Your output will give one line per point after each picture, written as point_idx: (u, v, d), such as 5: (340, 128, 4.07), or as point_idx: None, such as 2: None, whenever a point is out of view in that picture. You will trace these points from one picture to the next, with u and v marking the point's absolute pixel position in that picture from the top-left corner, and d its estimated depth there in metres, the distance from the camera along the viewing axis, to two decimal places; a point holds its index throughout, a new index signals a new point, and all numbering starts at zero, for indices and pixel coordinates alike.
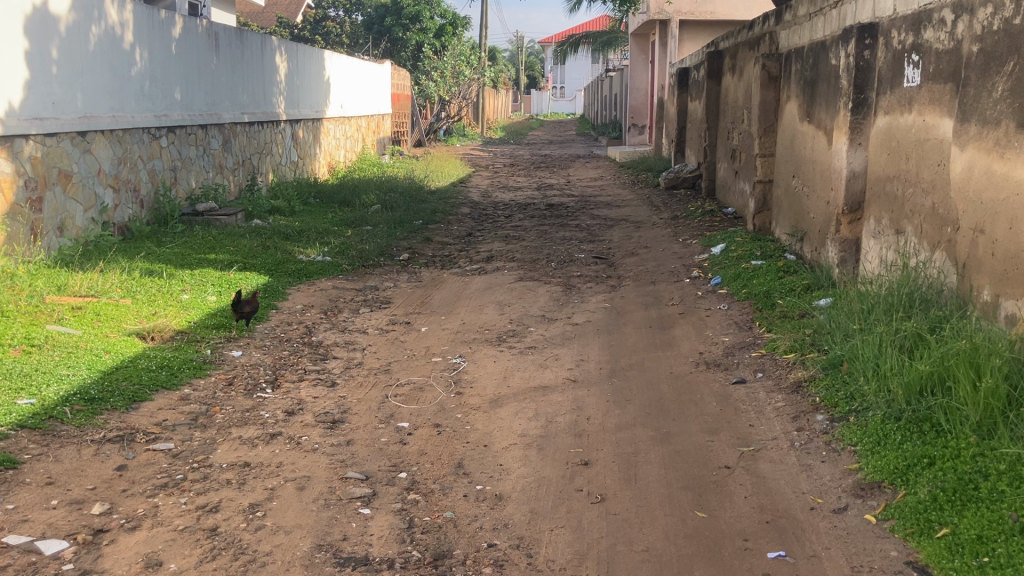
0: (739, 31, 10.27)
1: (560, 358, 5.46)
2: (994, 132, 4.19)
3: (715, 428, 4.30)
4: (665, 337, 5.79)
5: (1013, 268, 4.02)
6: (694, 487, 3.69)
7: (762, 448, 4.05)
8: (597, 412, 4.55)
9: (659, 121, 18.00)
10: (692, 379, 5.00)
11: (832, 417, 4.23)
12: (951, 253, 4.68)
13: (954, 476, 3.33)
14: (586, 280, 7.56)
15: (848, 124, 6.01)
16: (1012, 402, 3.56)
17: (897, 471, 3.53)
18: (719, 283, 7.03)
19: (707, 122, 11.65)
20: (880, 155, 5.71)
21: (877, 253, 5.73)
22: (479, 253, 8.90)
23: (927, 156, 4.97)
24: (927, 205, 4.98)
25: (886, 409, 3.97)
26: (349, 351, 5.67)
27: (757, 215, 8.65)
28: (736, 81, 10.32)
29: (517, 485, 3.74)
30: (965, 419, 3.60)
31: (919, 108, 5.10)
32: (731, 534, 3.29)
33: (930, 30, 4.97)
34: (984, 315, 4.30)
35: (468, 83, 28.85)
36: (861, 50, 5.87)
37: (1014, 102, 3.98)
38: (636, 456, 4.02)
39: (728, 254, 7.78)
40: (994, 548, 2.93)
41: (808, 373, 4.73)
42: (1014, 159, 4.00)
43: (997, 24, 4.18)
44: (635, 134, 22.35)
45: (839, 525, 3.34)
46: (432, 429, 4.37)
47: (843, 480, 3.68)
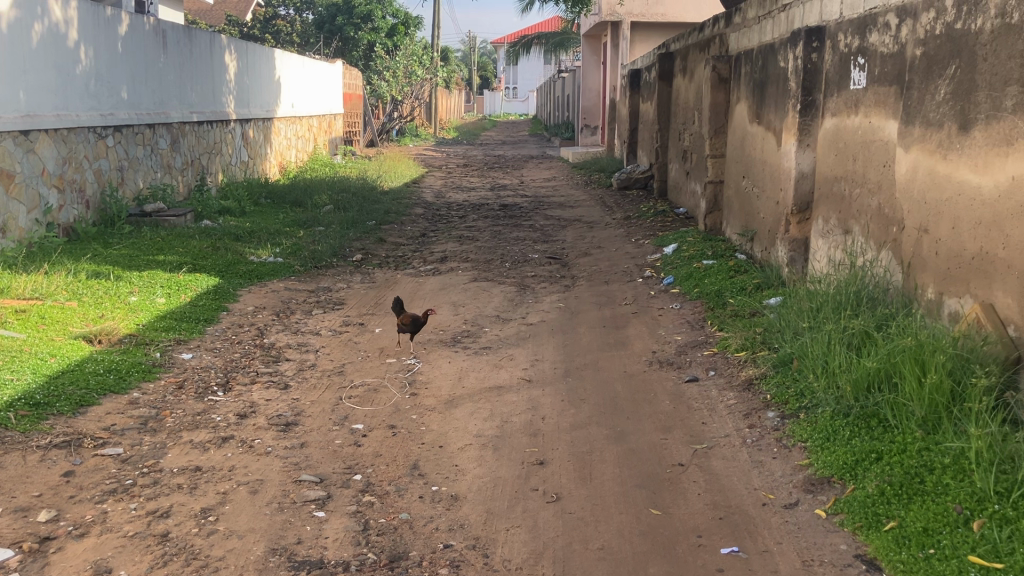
0: (690, 33, 10.36)
1: (515, 358, 5.46)
2: (936, 134, 4.29)
3: (669, 426, 4.34)
4: (619, 336, 5.84)
5: (956, 267, 4.12)
6: (649, 485, 3.72)
7: (715, 445, 4.10)
8: (553, 412, 4.57)
9: (612, 122, 18.08)
10: (646, 378, 5.05)
11: (783, 414, 4.30)
12: (897, 252, 4.79)
13: (901, 470, 3.41)
14: (540, 281, 7.57)
15: (797, 125, 6.10)
16: (957, 397, 3.65)
17: (846, 466, 3.61)
18: (672, 282, 7.09)
19: (658, 124, 11.74)
20: (828, 157, 5.81)
21: (825, 252, 5.84)
22: (433, 253, 8.85)
23: (873, 156, 5.07)
24: (873, 205, 5.09)
25: (835, 405, 4.05)
26: (302, 353, 5.61)
27: (708, 215, 8.74)
28: (687, 84, 10.43)
29: (474, 485, 3.74)
30: (911, 414, 3.72)
31: (865, 110, 5.20)
32: (686, 530, 3.33)
33: (875, 34, 5.07)
34: (929, 313, 4.39)
35: (421, 84, 28.76)
36: (810, 53, 5.96)
37: (956, 105, 4.10)
38: (592, 455, 4.04)
39: (680, 254, 7.85)
40: (939, 540, 3.00)
41: (759, 371, 4.81)
42: (956, 160, 4.11)
43: (938, 28, 4.30)
44: (587, 134, 22.49)
45: (790, 519, 3.40)
46: (387, 431, 4.36)
47: (794, 476, 3.74)
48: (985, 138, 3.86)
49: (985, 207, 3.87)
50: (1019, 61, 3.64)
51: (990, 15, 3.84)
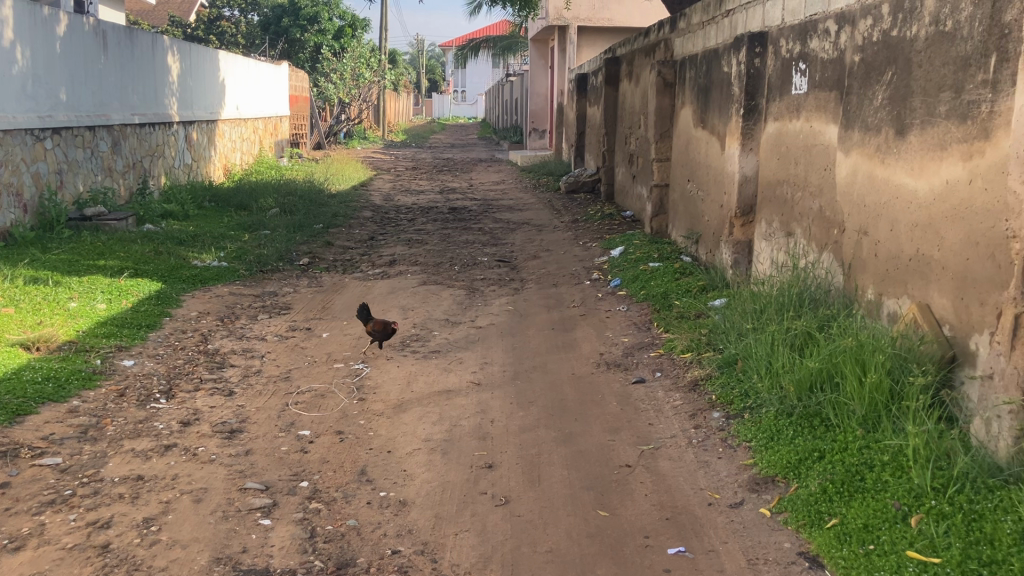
0: (636, 38, 10.46)
1: (464, 362, 5.45)
2: (875, 138, 4.39)
3: (616, 428, 4.37)
4: (568, 339, 5.86)
5: (894, 268, 4.22)
6: (597, 486, 3.74)
7: (662, 446, 4.14)
8: (501, 415, 4.57)
9: (560, 125, 18.16)
10: (594, 380, 5.07)
11: (728, 414, 4.36)
12: (837, 254, 4.88)
13: (842, 468, 3.48)
14: (489, 284, 7.57)
15: (740, 129, 6.19)
16: (895, 396, 3.74)
17: (789, 465, 3.67)
18: (619, 285, 7.14)
19: (605, 128, 11.82)
20: (770, 160, 5.90)
21: (768, 254, 5.93)
22: (381, 257, 8.80)
23: (814, 160, 5.17)
24: (814, 208, 5.18)
25: (779, 405, 4.12)
26: (247, 359, 5.53)
27: (655, 218, 8.83)
28: (633, 88, 10.52)
29: (422, 490, 3.73)
30: (852, 413, 3.79)
31: (806, 114, 5.30)
32: (633, 531, 3.36)
33: (815, 40, 5.17)
34: (868, 314, 4.49)
35: (369, 87, 28.58)
36: (752, 58, 6.05)
37: (893, 110, 4.19)
38: (540, 458, 4.05)
39: (627, 256, 7.91)
40: (878, 536, 3.07)
41: (704, 372, 4.87)
42: (893, 164, 4.21)
43: (876, 35, 4.40)
44: (535, 138, 22.55)
45: (735, 518, 3.44)
46: (334, 437, 4.32)
47: (739, 475, 3.79)
48: (920, 142, 3.96)
49: (921, 210, 3.97)
50: (952, 68, 3.74)
51: (925, 23, 3.94)
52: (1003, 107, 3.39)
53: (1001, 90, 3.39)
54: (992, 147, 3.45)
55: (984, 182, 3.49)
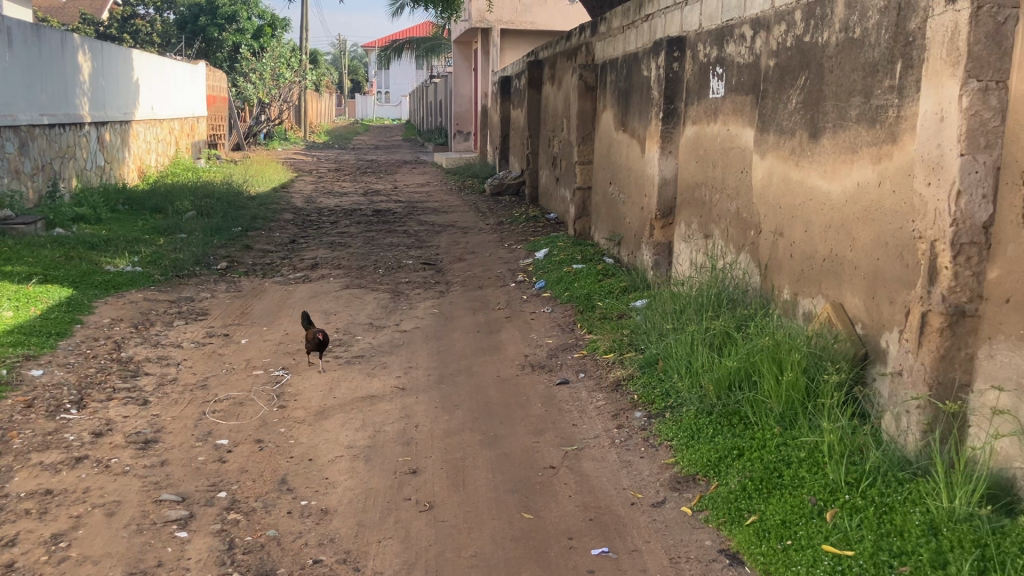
0: (558, 41, 10.53)
1: (387, 366, 5.39)
2: (789, 142, 4.49)
3: (540, 429, 4.38)
4: (492, 341, 5.85)
5: (808, 269, 4.32)
6: (521, 489, 3.74)
7: (585, 446, 4.16)
8: (425, 419, 4.54)
9: (484, 127, 18.16)
10: (518, 382, 5.07)
11: (650, 413, 4.41)
12: (754, 255, 4.98)
13: (760, 465, 3.55)
14: (412, 287, 7.52)
15: (659, 132, 6.27)
16: (811, 393, 3.83)
17: (710, 463, 3.72)
18: (543, 286, 7.17)
19: (528, 130, 11.87)
20: (689, 163, 6.00)
21: (687, 256, 6.02)
22: (303, 260, 8.67)
23: (731, 163, 5.26)
24: (732, 210, 5.28)
25: (699, 404, 4.18)
26: (163, 367, 5.38)
27: (578, 220, 8.89)
28: (555, 91, 10.58)
29: (344, 498, 3.67)
30: (769, 411, 3.87)
31: (723, 118, 5.40)
32: (557, 533, 3.36)
33: (731, 45, 5.27)
34: (784, 313, 4.59)
35: (290, 87, 28.15)
36: (670, 63, 6.14)
37: (806, 114, 4.30)
38: (464, 461, 4.03)
39: (551, 258, 7.94)
40: (795, 531, 3.13)
41: (627, 373, 4.91)
42: (807, 166, 4.31)
43: (789, 40, 4.50)
44: (459, 140, 22.51)
45: (657, 518, 3.48)
46: (254, 445, 4.23)
47: (661, 474, 3.83)
48: (832, 145, 4.07)
49: (833, 211, 4.07)
50: (861, 73, 3.85)
51: (835, 29, 4.05)
52: (908, 112, 3.50)
53: (907, 96, 3.51)
54: (899, 151, 3.56)
55: (892, 185, 3.60)
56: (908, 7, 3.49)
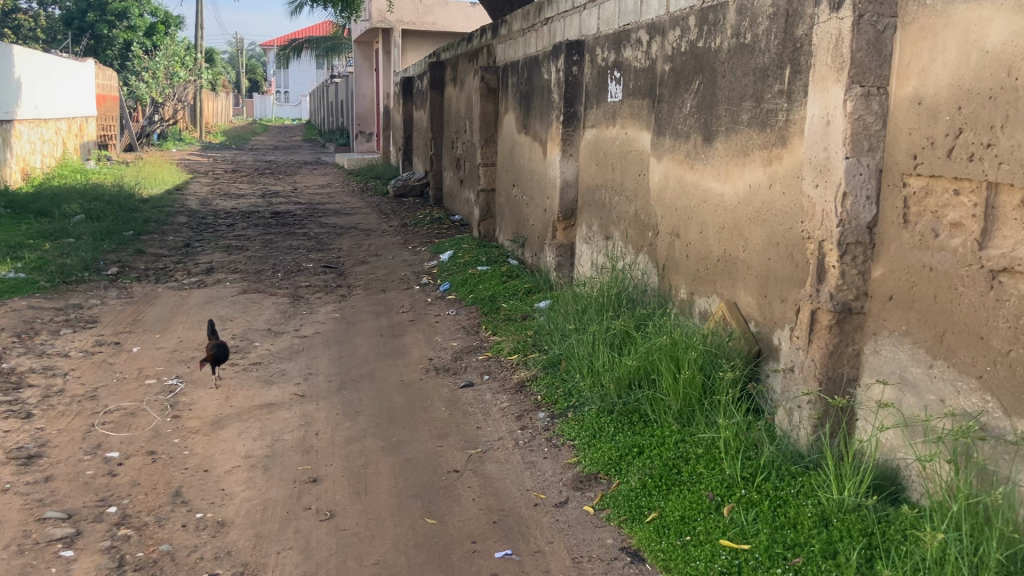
0: (459, 43, 10.52)
1: (287, 373, 5.28)
2: (684, 145, 4.59)
3: (444, 433, 4.35)
4: (395, 345, 5.80)
5: (704, 269, 4.42)
6: (424, 494, 3.71)
7: (488, 449, 4.16)
8: (326, 427, 4.46)
9: (387, 128, 18.01)
10: (421, 386, 5.04)
11: (553, 414, 4.43)
12: (652, 256, 5.07)
13: (660, 463, 3.61)
14: (314, 291, 7.39)
15: (560, 135, 6.32)
16: (708, 390, 3.91)
17: (611, 462, 3.76)
18: (447, 289, 7.14)
19: (431, 132, 11.81)
20: (589, 165, 6.07)
21: (589, 257, 6.09)
22: (199, 265, 8.42)
23: (630, 166, 5.34)
24: (631, 212, 5.36)
25: (600, 403, 4.23)
26: (47, 378, 5.14)
27: (481, 222, 8.89)
28: (457, 93, 10.56)
29: (241, 509, 3.57)
30: (668, 409, 3.94)
31: (622, 121, 5.48)
32: (461, 537, 3.35)
33: (628, 49, 5.35)
34: (682, 312, 4.68)
35: (184, 86, 27.36)
36: (570, 66, 6.19)
37: (700, 118, 4.40)
38: (366, 468, 3.97)
39: (455, 260, 7.92)
40: (694, 527, 3.19)
41: (530, 374, 4.93)
42: (702, 169, 4.41)
43: (683, 46, 4.60)
44: (362, 141, 22.27)
45: (560, 518, 3.49)
46: (146, 457, 4.08)
47: (564, 474, 3.85)
48: (725, 149, 4.17)
49: (727, 213, 4.17)
50: (752, 78, 3.95)
51: (727, 35, 4.15)
52: (797, 116, 3.61)
53: (795, 101, 3.62)
54: (789, 154, 3.67)
55: (782, 187, 3.71)
56: (795, 14, 3.60)
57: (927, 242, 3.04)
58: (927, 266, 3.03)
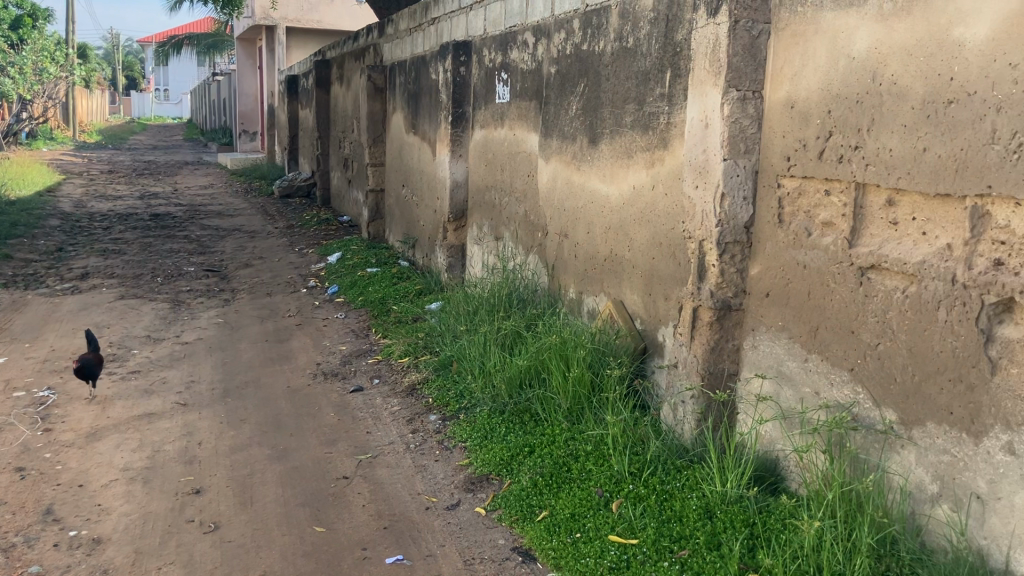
0: (346, 42, 10.38)
1: (167, 381, 5.10)
2: (571, 146, 4.64)
3: (333, 439, 4.28)
4: (282, 350, 5.67)
5: (592, 268, 4.48)
6: (313, 502, 3.63)
7: (379, 454, 4.11)
8: (210, 436, 4.32)
9: (272, 128, 17.62)
10: (309, 392, 4.94)
11: (444, 416, 4.41)
12: (542, 256, 5.11)
13: (551, 462, 3.64)
14: (196, 295, 7.16)
15: (448, 136, 6.31)
16: (596, 388, 3.96)
17: (502, 462, 3.77)
18: (336, 291, 7.02)
19: (317, 132, 11.61)
20: (478, 166, 6.07)
21: (480, 258, 6.09)
22: (72, 270, 8.05)
23: (519, 167, 5.37)
24: (520, 213, 5.39)
25: (492, 404, 4.24)
26: None
27: (370, 224, 8.79)
28: (344, 92, 10.41)
29: (119, 525, 3.43)
30: (558, 407, 3.98)
31: (509, 123, 5.50)
32: (351, 544, 3.29)
33: (515, 50, 5.37)
34: (571, 311, 4.74)
35: (55, 83, 26.12)
36: (457, 67, 6.19)
37: (586, 120, 4.46)
38: (252, 477, 3.87)
39: (344, 262, 7.81)
40: (584, 523, 3.22)
41: (421, 376, 4.90)
42: (588, 170, 4.47)
43: (569, 49, 4.65)
44: (246, 140, 21.71)
45: (452, 520, 3.48)
46: (14, 475, 3.86)
47: (455, 476, 3.84)
48: (611, 150, 4.23)
49: (613, 213, 4.24)
50: (634, 81, 4.03)
51: (610, 39, 4.21)
52: (678, 119, 3.70)
53: (676, 104, 3.70)
54: (671, 155, 3.75)
55: (665, 188, 3.79)
56: (675, 19, 3.69)
57: (800, 241, 3.16)
58: (801, 264, 3.15)
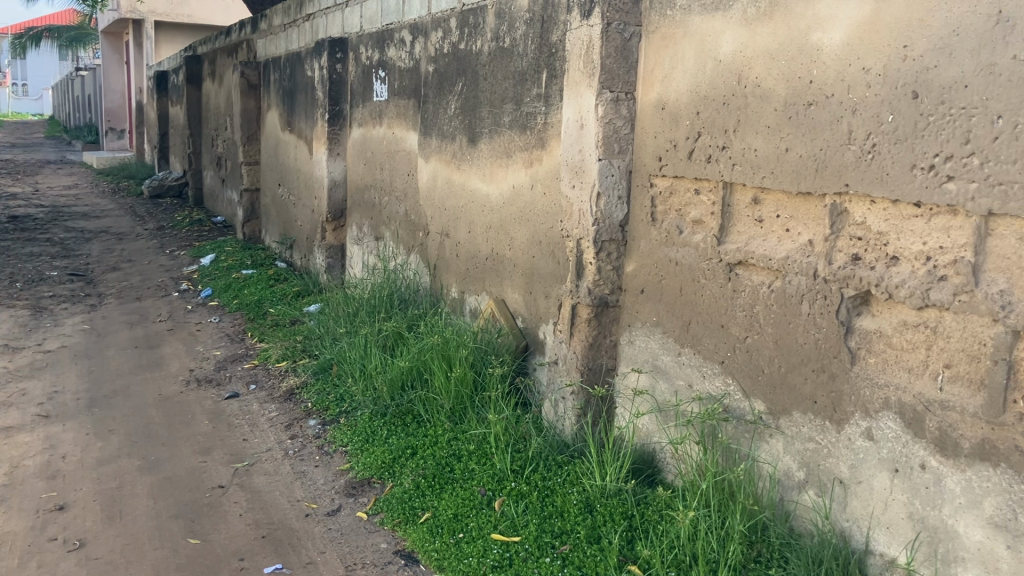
0: (218, 37, 10.08)
1: (27, 393, 4.82)
2: (450, 145, 4.63)
3: (208, 448, 4.14)
4: (153, 357, 5.46)
5: (473, 267, 4.48)
6: (186, 514, 3.51)
7: (256, 461, 4.00)
8: (74, 449, 4.11)
9: (141, 126, 16.94)
10: (182, 400, 4.76)
11: (324, 420, 4.33)
12: (423, 256, 5.08)
13: (433, 463, 3.63)
14: (59, 301, 6.81)
15: (325, 134, 6.20)
16: (478, 387, 3.96)
17: (384, 465, 3.73)
18: (210, 294, 6.80)
19: (189, 129, 11.23)
20: (357, 165, 5.99)
21: (359, 258, 6.01)
22: None
23: (398, 166, 5.32)
24: (400, 212, 5.34)
25: (373, 407, 4.19)
26: None
27: (246, 224, 8.55)
28: (216, 88, 10.10)
29: None
30: (441, 408, 3.96)
31: (388, 121, 5.45)
32: (227, 556, 3.19)
33: (392, 48, 5.32)
34: (453, 311, 4.73)
35: None
36: (333, 64, 6.08)
37: (465, 119, 4.45)
38: (121, 491, 3.70)
39: (218, 264, 7.57)
40: (466, 523, 3.22)
41: (300, 380, 4.79)
42: (467, 170, 4.46)
43: (446, 47, 4.63)
44: (113, 138, 20.80)
45: (332, 526, 3.41)
46: None
47: (336, 481, 3.77)
48: (489, 149, 4.24)
49: (493, 212, 4.26)
50: (511, 81, 4.05)
51: (487, 38, 4.22)
52: (554, 119, 3.74)
53: (552, 104, 3.74)
54: (548, 155, 3.79)
55: (543, 187, 3.83)
56: (550, 20, 3.72)
57: (672, 238, 3.24)
58: (673, 261, 3.23)
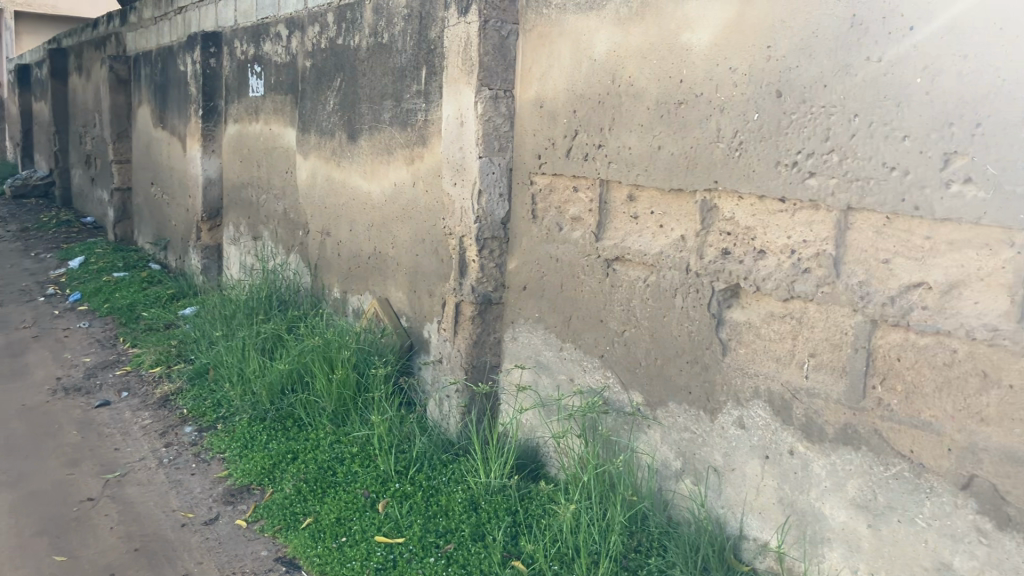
0: (85, 29, 9.65)
1: None
2: (329, 142, 4.55)
3: (76, 460, 3.95)
4: (15, 365, 5.18)
5: (355, 266, 4.42)
6: (51, 530, 3.34)
7: (128, 471, 3.84)
8: None
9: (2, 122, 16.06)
10: (48, 410, 4.54)
11: (200, 427, 4.20)
12: (304, 255, 4.98)
13: (315, 467, 3.56)
14: None
15: (200, 131, 6.01)
16: (361, 388, 3.91)
17: (264, 471, 3.64)
18: (79, 298, 6.50)
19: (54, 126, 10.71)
20: (233, 162, 5.83)
21: (237, 258, 5.85)
22: None
23: (276, 163, 5.21)
24: (279, 210, 5.22)
25: (252, 411, 4.08)
26: None
27: (118, 225, 8.21)
28: (84, 83, 9.66)
29: None
30: (322, 410, 3.89)
31: (265, 117, 5.32)
32: (95, 572, 3.06)
33: (268, 43, 5.20)
34: (334, 311, 4.65)
35: None
36: (207, 58, 5.90)
37: (343, 116, 4.39)
38: None
39: (87, 267, 7.24)
40: (350, 526, 3.17)
41: (175, 386, 4.63)
42: (347, 167, 4.40)
43: (323, 43, 4.55)
44: None
45: (210, 536, 3.31)
46: None
47: (213, 489, 3.66)
48: (369, 147, 4.19)
49: (373, 210, 4.21)
50: (390, 78, 4.01)
51: (364, 33, 4.17)
52: (434, 116, 3.72)
53: (431, 101, 3.72)
54: (428, 152, 3.77)
55: (424, 185, 3.80)
56: (427, 17, 3.70)
57: (551, 235, 3.27)
58: (553, 257, 3.26)
